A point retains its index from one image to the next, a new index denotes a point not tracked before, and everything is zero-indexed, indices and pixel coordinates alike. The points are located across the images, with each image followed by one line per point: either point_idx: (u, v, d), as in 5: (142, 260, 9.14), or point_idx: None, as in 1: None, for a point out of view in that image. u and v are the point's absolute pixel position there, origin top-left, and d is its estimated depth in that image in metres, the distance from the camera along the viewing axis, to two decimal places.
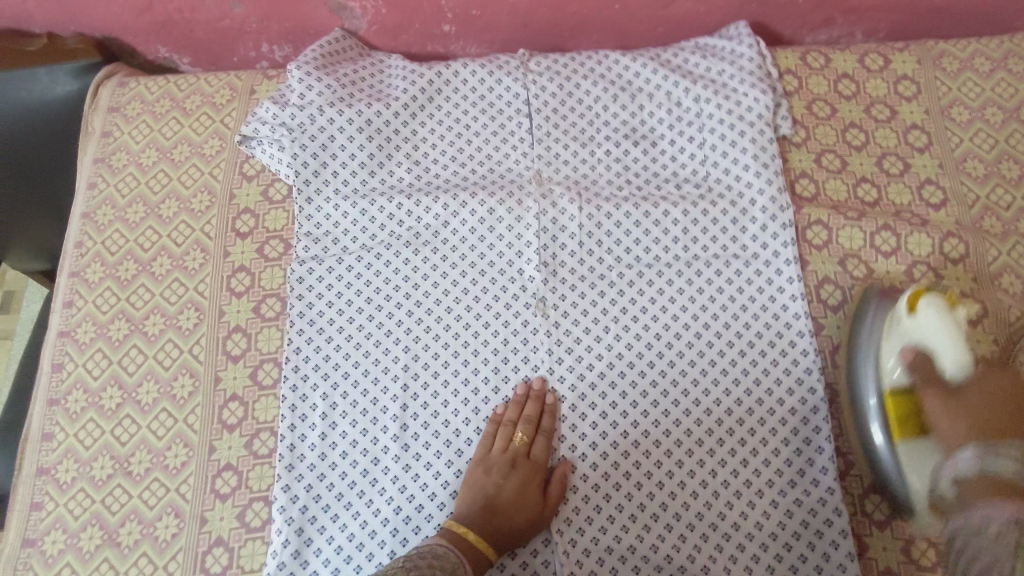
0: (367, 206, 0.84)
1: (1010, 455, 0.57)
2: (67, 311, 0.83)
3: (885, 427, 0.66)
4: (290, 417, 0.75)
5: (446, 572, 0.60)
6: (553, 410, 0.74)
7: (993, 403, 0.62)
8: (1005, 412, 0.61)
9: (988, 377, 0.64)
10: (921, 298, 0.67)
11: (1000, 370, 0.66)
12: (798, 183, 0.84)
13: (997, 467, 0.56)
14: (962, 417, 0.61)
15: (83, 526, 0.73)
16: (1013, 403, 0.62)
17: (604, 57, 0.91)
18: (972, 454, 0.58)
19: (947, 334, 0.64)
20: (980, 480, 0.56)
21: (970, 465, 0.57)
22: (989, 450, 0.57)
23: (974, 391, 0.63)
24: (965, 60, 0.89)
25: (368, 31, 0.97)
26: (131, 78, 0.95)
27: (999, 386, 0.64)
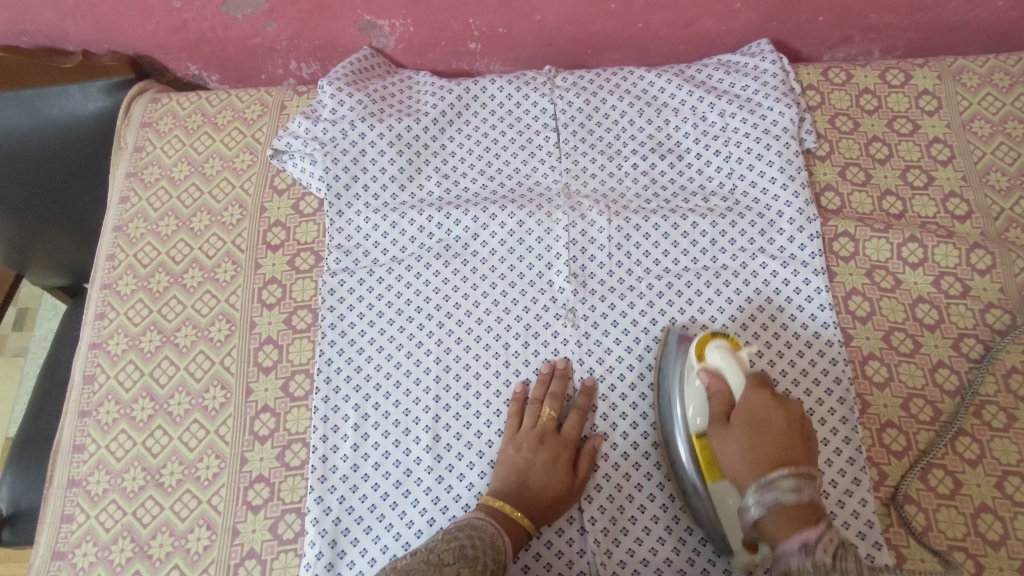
0: (397, 218, 0.85)
1: (786, 487, 0.56)
2: (99, 323, 0.84)
3: (693, 464, 0.66)
4: (322, 428, 0.75)
5: (486, 543, 0.61)
6: (591, 390, 0.75)
7: (757, 440, 0.61)
8: (766, 445, 0.60)
9: (761, 411, 0.63)
10: (709, 344, 0.68)
11: (758, 388, 0.64)
12: (823, 196, 0.85)
13: (776, 499, 0.56)
14: (741, 463, 0.60)
15: (114, 538, 0.73)
16: (760, 434, 0.61)
17: (629, 74, 0.93)
18: (753, 498, 0.57)
19: (727, 373, 0.65)
20: (771, 519, 0.56)
21: (757, 509, 0.57)
22: (772, 483, 0.57)
23: (742, 424, 0.62)
24: (984, 75, 0.91)
25: (395, 49, 0.99)
26: (163, 95, 0.98)
27: (774, 423, 0.62)
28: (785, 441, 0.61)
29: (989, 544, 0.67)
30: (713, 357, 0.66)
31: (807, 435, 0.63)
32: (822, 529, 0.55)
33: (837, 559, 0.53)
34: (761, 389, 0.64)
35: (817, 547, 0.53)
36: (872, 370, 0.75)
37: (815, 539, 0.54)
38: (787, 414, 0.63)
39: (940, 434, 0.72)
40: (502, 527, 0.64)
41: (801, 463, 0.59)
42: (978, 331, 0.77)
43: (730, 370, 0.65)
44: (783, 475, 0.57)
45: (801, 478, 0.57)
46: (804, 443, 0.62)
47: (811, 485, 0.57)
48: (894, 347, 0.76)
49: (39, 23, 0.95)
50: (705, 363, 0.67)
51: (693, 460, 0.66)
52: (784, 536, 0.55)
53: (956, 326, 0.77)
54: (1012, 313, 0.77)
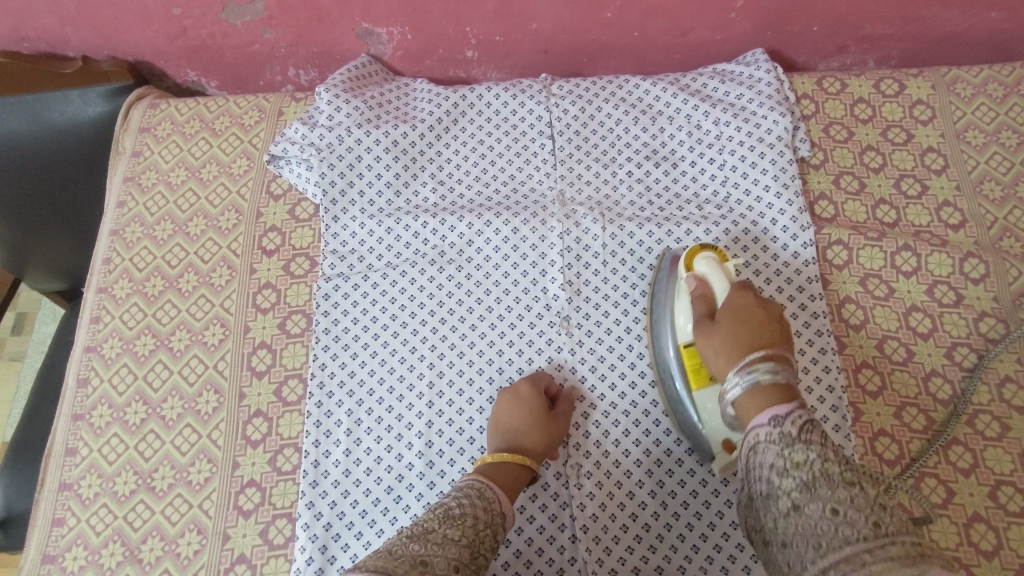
0: (392, 224, 0.85)
1: (764, 370, 0.59)
2: (94, 326, 0.84)
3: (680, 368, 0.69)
4: (315, 432, 0.75)
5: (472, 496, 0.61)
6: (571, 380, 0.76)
7: (733, 326, 0.64)
8: (744, 326, 0.63)
9: (743, 304, 0.65)
10: (698, 254, 0.71)
11: (743, 290, 0.67)
12: (817, 204, 0.85)
13: (753, 378, 0.59)
14: (722, 343, 0.63)
15: (104, 542, 0.73)
16: (745, 325, 0.63)
17: (624, 82, 0.93)
18: (736, 378, 0.60)
19: (713, 279, 0.68)
20: (749, 399, 0.59)
21: (736, 390, 0.60)
22: (751, 365, 0.60)
23: (727, 313, 0.65)
24: (978, 85, 0.91)
25: (392, 57, 1.00)
26: (161, 101, 0.99)
27: (755, 311, 0.64)
28: (763, 324, 0.63)
29: (982, 554, 0.67)
30: (700, 267, 0.70)
31: (791, 333, 0.65)
32: (795, 409, 0.57)
33: (803, 431, 0.56)
34: (745, 291, 0.66)
35: (787, 420, 0.56)
36: (866, 378, 0.75)
37: (786, 412, 0.57)
38: (770, 311, 0.65)
39: (930, 441, 0.72)
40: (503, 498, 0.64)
41: (779, 348, 0.62)
42: (972, 340, 0.76)
43: (715, 279, 0.68)
44: (760, 359, 0.60)
45: (778, 361, 0.60)
46: (784, 333, 0.64)
47: (788, 372, 0.60)
48: (888, 355, 0.76)
49: (40, 30, 0.96)
50: (693, 273, 0.71)
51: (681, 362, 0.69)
52: (754, 411, 0.59)
53: (950, 335, 0.77)
54: (1006, 321, 0.77)
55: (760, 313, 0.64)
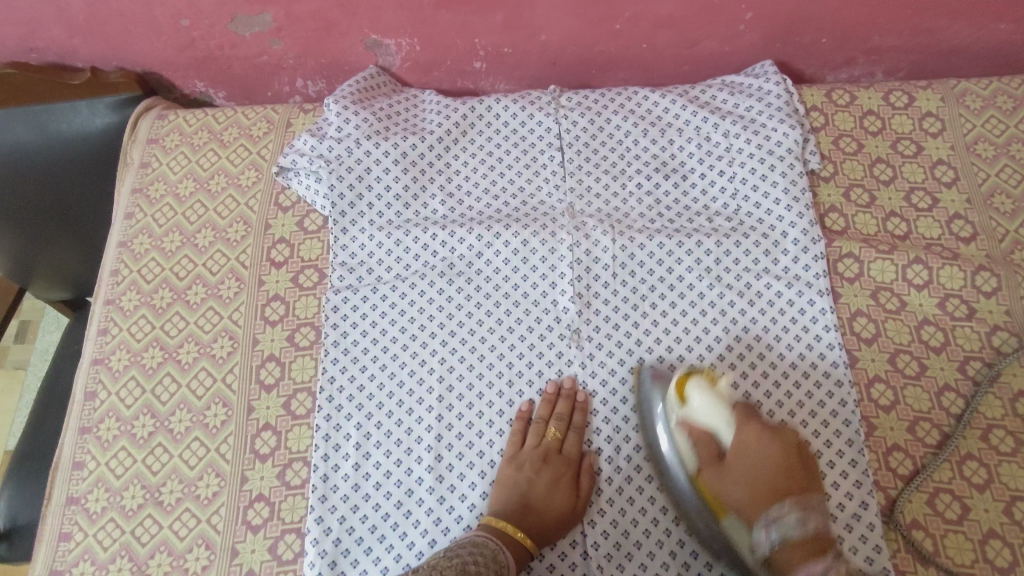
0: (402, 236, 0.85)
1: (791, 523, 0.59)
2: (102, 339, 0.84)
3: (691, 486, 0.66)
4: (323, 447, 0.74)
5: (488, 558, 0.61)
6: (586, 406, 0.75)
7: (747, 478, 0.63)
8: (761, 471, 0.63)
9: (755, 443, 0.64)
10: (687, 383, 0.67)
11: (749, 421, 0.65)
12: (828, 217, 0.85)
13: (781, 535, 0.59)
14: (744, 497, 0.63)
15: (111, 557, 0.72)
16: (754, 467, 0.63)
17: (634, 93, 0.93)
18: (763, 532, 0.60)
19: (711, 416, 0.65)
20: (783, 559, 0.59)
21: (767, 549, 0.60)
22: (777, 521, 0.60)
23: (738, 464, 0.64)
24: (987, 98, 0.91)
25: (401, 68, 1.00)
26: (169, 111, 0.99)
27: (768, 448, 0.63)
28: (780, 472, 0.63)
29: (998, 572, 0.66)
30: (694, 400, 0.66)
31: (806, 458, 0.65)
32: (828, 563, 0.57)
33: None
34: (753, 423, 0.65)
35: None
36: (878, 393, 0.75)
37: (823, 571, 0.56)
38: (782, 438, 0.65)
39: (938, 452, 0.71)
40: (503, 545, 0.64)
41: (801, 493, 0.62)
42: (985, 354, 0.76)
43: (710, 412, 0.66)
44: (784, 512, 0.60)
45: (805, 511, 0.60)
46: (800, 462, 0.64)
47: (817, 527, 0.60)
48: (900, 369, 0.76)
49: (49, 40, 0.95)
50: (686, 408, 0.67)
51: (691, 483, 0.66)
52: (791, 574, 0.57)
53: (963, 349, 0.76)
54: (1019, 335, 0.76)
55: (773, 445, 0.63)
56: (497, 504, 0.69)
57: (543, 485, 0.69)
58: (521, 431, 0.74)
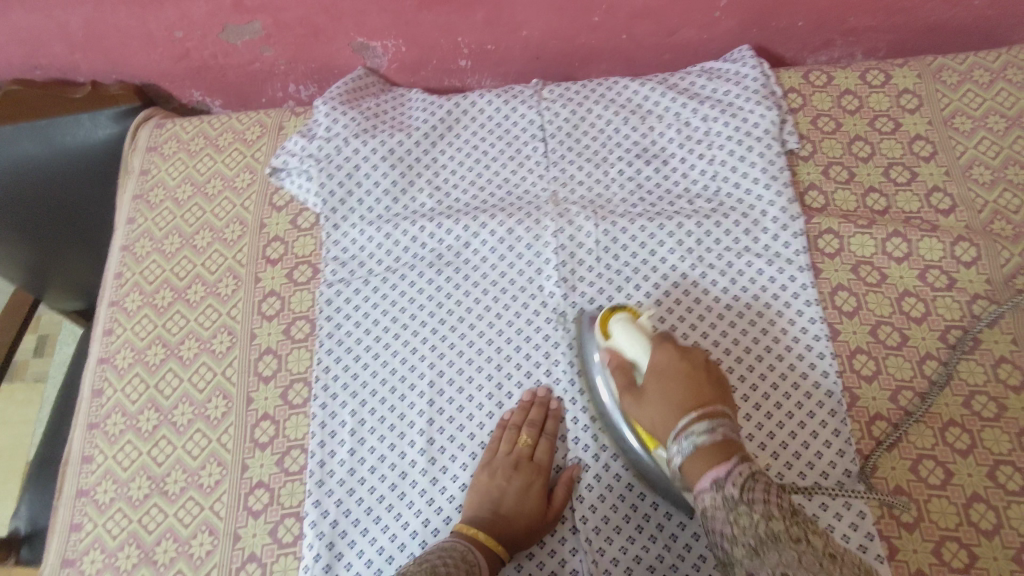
0: (391, 230, 0.87)
1: (699, 431, 0.57)
2: (107, 338, 0.87)
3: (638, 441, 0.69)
4: (319, 434, 0.77)
5: (458, 560, 0.62)
6: (558, 413, 0.76)
7: (664, 397, 0.62)
8: (677, 385, 0.62)
9: (665, 364, 0.64)
10: (611, 321, 0.71)
11: (662, 346, 0.66)
12: (807, 195, 0.87)
13: (691, 444, 0.57)
14: (658, 411, 0.62)
15: (120, 545, 0.75)
16: (668, 381, 0.63)
17: (614, 84, 0.95)
18: (675, 446, 0.58)
19: (631, 348, 0.67)
20: (692, 462, 0.56)
21: (679, 458, 0.57)
22: (687, 430, 0.58)
23: (653, 386, 0.63)
24: (964, 72, 0.92)
25: (388, 69, 1.03)
26: (167, 120, 1.03)
27: (677, 366, 0.63)
28: (691, 377, 0.62)
29: (981, 534, 0.67)
30: (617, 333, 0.69)
31: (718, 378, 0.64)
32: (732, 462, 0.54)
33: (745, 489, 0.52)
34: (666, 346, 0.65)
35: (726, 481, 0.53)
36: (860, 364, 0.76)
37: (725, 472, 0.53)
38: (694, 361, 0.64)
39: (911, 414, 0.73)
40: (473, 546, 0.65)
41: (713, 404, 0.60)
42: (965, 322, 0.77)
43: (630, 343, 0.67)
44: (693, 420, 0.58)
45: (712, 418, 0.58)
46: (713, 383, 0.62)
47: (725, 423, 0.57)
48: (881, 341, 0.77)
49: (52, 57, 0.99)
50: (613, 342, 0.69)
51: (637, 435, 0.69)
52: (698, 475, 0.55)
53: (943, 319, 0.77)
54: (999, 303, 0.77)
55: (681, 362, 0.64)
56: (470, 511, 0.70)
57: (514, 490, 0.70)
58: (499, 435, 0.74)
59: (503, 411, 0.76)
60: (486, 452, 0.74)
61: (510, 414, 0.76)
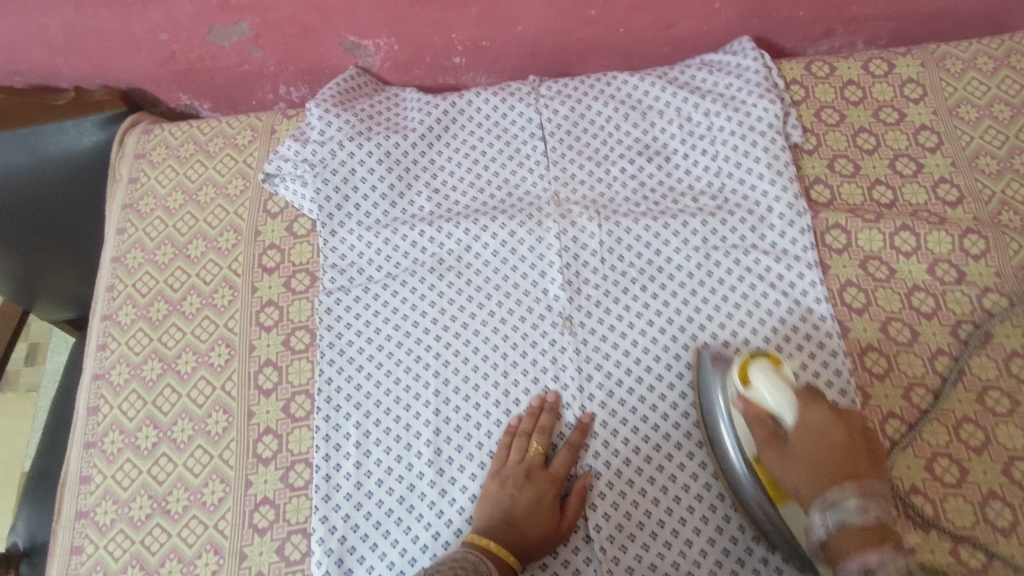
0: (390, 235, 0.85)
1: (850, 509, 0.54)
2: (101, 354, 0.85)
3: (750, 475, 0.63)
4: (324, 447, 0.75)
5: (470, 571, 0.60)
6: (585, 427, 0.73)
7: (811, 467, 0.57)
8: (824, 459, 0.57)
9: (819, 430, 0.58)
10: (751, 366, 0.63)
11: (812, 407, 0.60)
12: (813, 189, 0.85)
13: (840, 519, 0.54)
14: (804, 476, 0.57)
15: (123, 567, 0.73)
16: (821, 451, 0.58)
17: (613, 79, 0.93)
18: (818, 517, 0.56)
19: (775, 400, 0.60)
20: (841, 538, 0.54)
21: (823, 531, 0.55)
22: (837, 503, 0.55)
23: (799, 449, 0.58)
24: (968, 60, 0.91)
25: (381, 68, 1.00)
26: (155, 126, 1.00)
27: (832, 434, 0.58)
28: (846, 437, 0.59)
29: (998, 532, 0.67)
30: (756, 381, 0.61)
31: (873, 448, 0.60)
32: (886, 553, 0.53)
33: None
34: (817, 406, 0.60)
35: (879, 573, 0.53)
36: (871, 361, 0.75)
37: (878, 562, 0.53)
38: (850, 425, 0.60)
39: (925, 411, 0.72)
40: (486, 556, 0.63)
41: (867, 480, 0.57)
42: (975, 316, 0.76)
43: (774, 397, 0.60)
44: (844, 496, 0.55)
45: (866, 496, 0.55)
46: (867, 452, 0.59)
47: (879, 505, 0.55)
48: (892, 337, 0.76)
49: (32, 63, 0.96)
50: (749, 390, 0.62)
51: (750, 470, 0.63)
52: (843, 557, 0.54)
53: (953, 313, 0.76)
54: (1010, 296, 0.76)
55: (835, 431, 0.59)
56: (482, 521, 0.68)
57: (528, 500, 0.68)
58: (509, 443, 0.73)
59: (510, 419, 0.75)
60: (496, 462, 0.72)
61: (521, 420, 0.74)
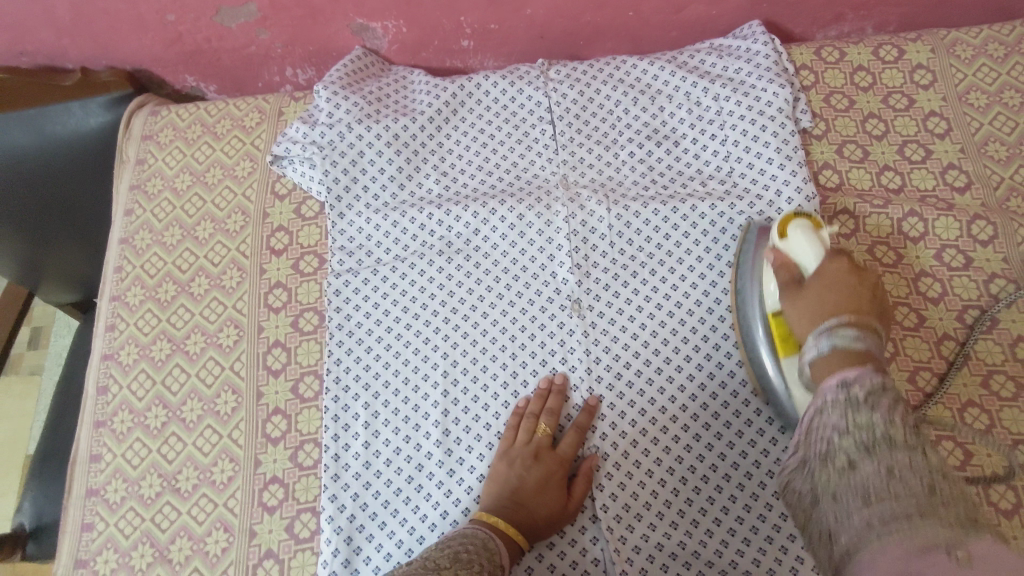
0: (398, 217, 0.85)
1: (845, 335, 0.56)
2: (110, 334, 0.85)
3: (770, 345, 0.68)
4: (333, 427, 0.75)
5: (478, 547, 0.61)
6: (592, 409, 0.74)
7: (821, 300, 0.61)
8: (833, 293, 0.61)
9: (838, 275, 0.63)
10: (791, 223, 0.69)
11: (837, 260, 0.64)
12: (821, 174, 0.85)
13: (830, 344, 0.56)
14: (811, 314, 0.61)
15: (134, 544, 0.74)
16: (829, 286, 0.62)
17: (622, 63, 0.93)
18: (813, 343, 0.58)
19: (803, 248, 0.66)
20: (825, 361, 0.56)
21: (813, 352, 0.58)
22: (832, 330, 0.57)
23: (816, 287, 0.63)
24: (978, 46, 0.91)
25: (389, 51, 1.00)
26: (162, 107, 1.00)
27: (848, 281, 0.62)
28: (856, 286, 0.62)
29: (1002, 514, 0.68)
30: (793, 233, 0.68)
31: (886, 309, 0.62)
32: (866, 368, 0.52)
33: (873, 397, 0.50)
34: (841, 257, 0.64)
35: (856, 383, 0.51)
36: None
37: (855, 375, 0.52)
38: (865, 281, 0.63)
39: (931, 395, 0.72)
40: (493, 532, 0.64)
41: (867, 317, 0.58)
42: (982, 301, 0.76)
43: (807, 250, 0.66)
44: (840, 324, 0.57)
45: (863, 329, 0.56)
46: (879, 310, 0.61)
47: (873, 341, 0.56)
48: (899, 322, 0.76)
49: (39, 43, 0.96)
50: (785, 242, 0.68)
51: (770, 336, 0.68)
52: (827, 376, 0.55)
53: (960, 299, 0.77)
54: (1017, 282, 0.76)
55: (852, 278, 0.63)
56: (491, 499, 0.68)
57: (535, 479, 0.69)
58: (516, 425, 0.73)
59: (518, 400, 0.75)
60: (504, 442, 0.72)
61: (529, 401, 0.75)
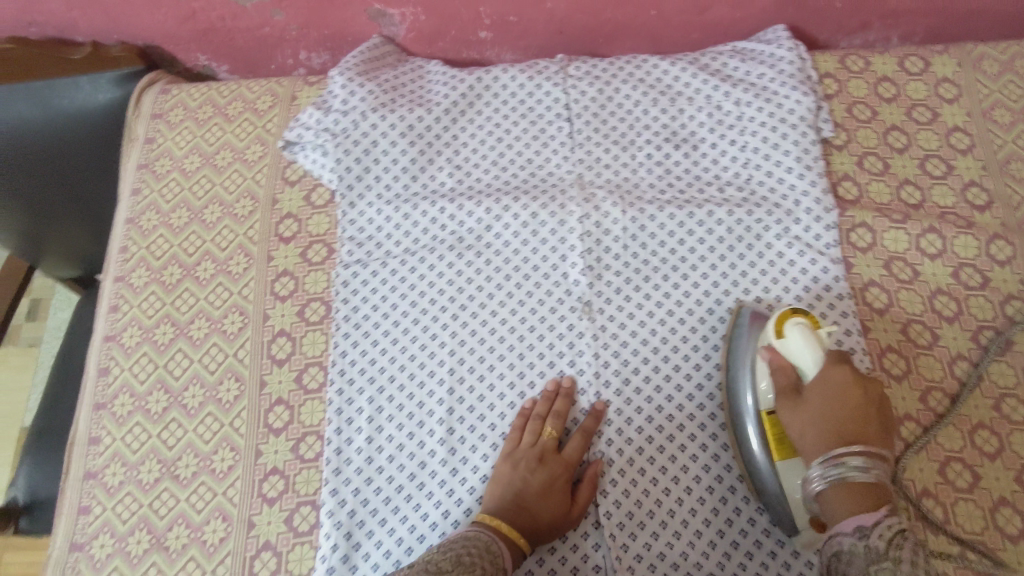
0: (410, 210, 0.84)
1: (853, 466, 0.57)
2: (113, 315, 0.84)
3: (763, 447, 0.65)
4: (336, 420, 0.75)
5: (482, 550, 0.60)
6: (599, 413, 0.73)
7: (826, 414, 0.60)
8: (839, 411, 0.60)
9: (841, 385, 0.61)
10: (787, 321, 0.65)
11: (841, 365, 0.62)
12: (841, 185, 0.84)
13: (840, 474, 0.57)
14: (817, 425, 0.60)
15: (131, 529, 0.73)
16: (829, 395, 0.61)
17: (643, 62, 0.92)
18: (819, 469, 0.58)
19: (804, 354, 0.63)
20: (838, 495, 0.57)
21: (821, 485, 0.58)
22: (840, 459, 0.57)
23: (817, 403, 0.61)
24: (1005, 62, 0.89)
25: (405, 38, 0.98)
26: (173, 86, 0.98)
27: (850, 389, 0.61)
28: (856, 394, 0.61)
29: (1008, 539, 0.67)
30: (790, 336, 0.64)
31: (886, 414, 0.62)
32: (881, 514, 0.55)
33: (892, 546, 0.53)
34: (842, 366, 0.62)
35: (872, 531, 0.54)
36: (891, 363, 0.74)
37: (872, 523, 0.54)
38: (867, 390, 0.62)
39: (941, 415, 0.71)
40: (496, 535, 0.63)
41: (873, 442, 0.59)
42: (997, 322, 0.76)
43: (805, 353, 0.63)
44: (850, 452, 0.57)
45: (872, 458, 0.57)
46: (879, 418, 0.61)
47: (880, 466, 0.57)
48: (913, 339, 0.75)
49: (48, 14, 0.94)
50: (782, 342, 0.65)
51: (763, 442, 0.65)
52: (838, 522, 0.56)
53: (975, 319, 0.76)
54: None
55: (849, 375, 0.62)
56: (494, 501, 0.68)
57: (540, 482, 0.68)
58: (521, 427, 0.72)
59: (524, 402, 0.74)
60: (508, 444, 0.72)
61: (535, 403, 0.74)
